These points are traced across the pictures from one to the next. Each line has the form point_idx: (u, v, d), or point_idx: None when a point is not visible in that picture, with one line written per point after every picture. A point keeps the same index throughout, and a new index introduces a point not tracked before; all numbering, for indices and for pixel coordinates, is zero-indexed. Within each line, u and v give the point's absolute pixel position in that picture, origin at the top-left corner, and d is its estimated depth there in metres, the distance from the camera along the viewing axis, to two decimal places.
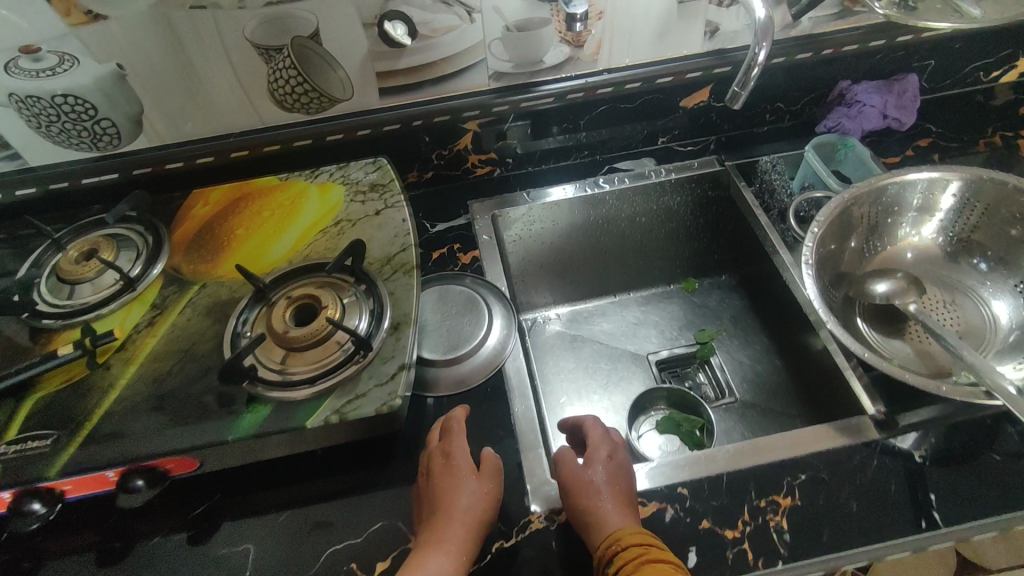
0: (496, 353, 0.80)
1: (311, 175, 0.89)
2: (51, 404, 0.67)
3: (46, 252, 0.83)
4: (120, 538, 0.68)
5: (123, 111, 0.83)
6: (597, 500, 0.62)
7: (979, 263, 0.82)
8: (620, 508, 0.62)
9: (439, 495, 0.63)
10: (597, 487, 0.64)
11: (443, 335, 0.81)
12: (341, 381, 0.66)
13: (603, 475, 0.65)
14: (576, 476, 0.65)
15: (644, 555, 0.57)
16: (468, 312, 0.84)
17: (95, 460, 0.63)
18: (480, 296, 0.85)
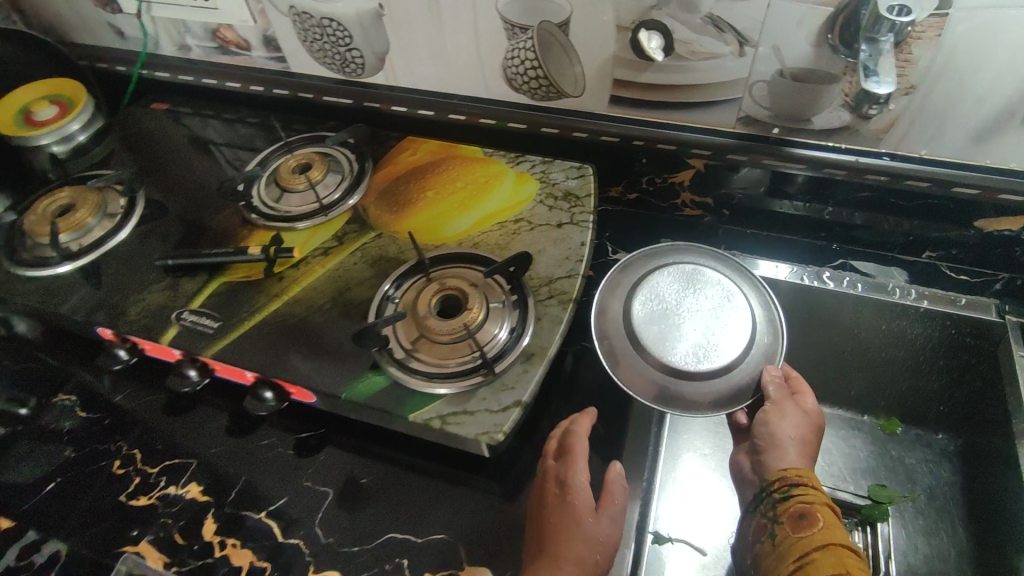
0: (739, 393, 0.66)
1: (513, 160, 0.86)
2: (226, 294, 0.74)
3: (277, 153, 0.92)
4: (235, 427, 0.75)
5: (371, 47, 0.86)
6: (777, 448, 0.63)
7: None
8: (800, 454, 0.63)
9: (549, 532, 0.60)
10: (781, 438, 0.64)
11: (684, 345, 0.69)
12: (458, 389, 0.63)
13: (789, 420, 0.64)
14: (765, 420, 0.65)
15: (820, 496, 0.58)
16: (728, 318, 0.71)
17: (233, 360, 0.68)
18: (753, 310, 0.71)
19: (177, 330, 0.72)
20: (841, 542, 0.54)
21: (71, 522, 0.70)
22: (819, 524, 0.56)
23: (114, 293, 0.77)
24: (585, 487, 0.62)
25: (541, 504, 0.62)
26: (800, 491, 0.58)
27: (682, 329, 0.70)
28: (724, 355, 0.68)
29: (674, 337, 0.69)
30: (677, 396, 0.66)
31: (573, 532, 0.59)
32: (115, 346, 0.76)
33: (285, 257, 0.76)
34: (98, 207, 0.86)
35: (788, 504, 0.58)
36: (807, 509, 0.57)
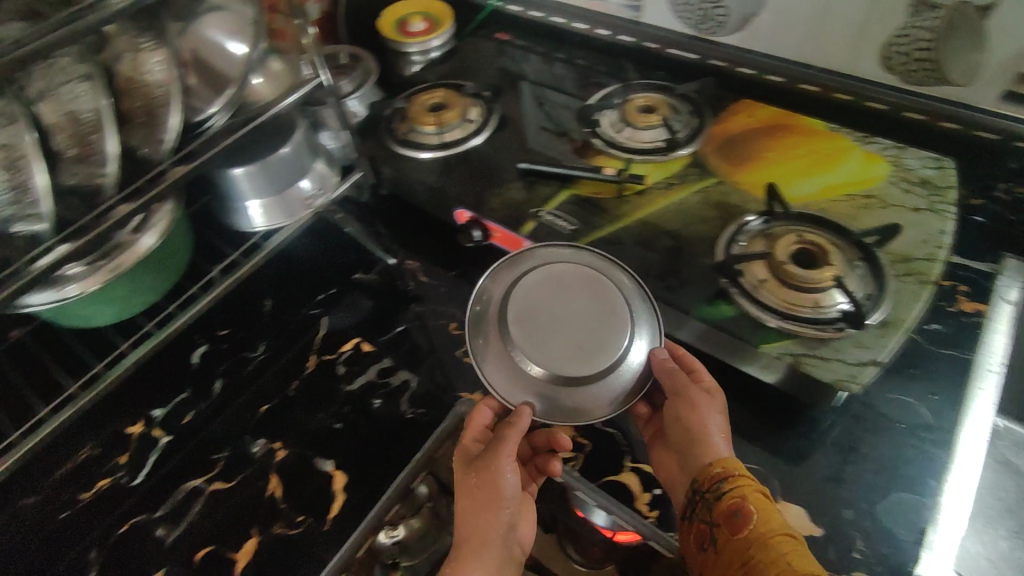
0: (628, 384, 0.65)
1: (862, 139, 0.85)
2: (576, 204, 0.82)
3: (616, 92, 0.98)
4: None
5: (744, 6, 0.89)
6: (701, 443, 0.63)
7: None
8: (692, 446, 0.63)
9: (468, 530, 0.61)
10: (694, 425, 0.64)
11: (563, 339, 0.66)
12: (810, 335, 0.65)
13: (707, 410, 0.65)
14: (682, 401, 0.65)
15: (754, 488, 0.57)
16: (608, 322, 0.67)
17: (586, 260, 0.76)
18: (627, 307, 0.68)
19: (534, 224, 0.81)
20: (797, 547, 0.51)
21: (416, 362, 0.82)
22: (730, 505, 0.56)
23: (474, 182, 0.88)
24: (514, 453, 0.62)
25: (463, 485, 0.64)
26: (716, 465, 0.60)
27: (579, 307, 0.68)
28: (594, 318, 0.67)
29: (606, 344, 0.66)
30: (552, 403, 0.64)
31: (497, 508, 0.61)
32: (470, 227, 0.85)
33: (634, 183, 0.82)
34: (462, 112, 0.96)
35: (720, 503, 0.57)
36: (729, 485, 0.58)
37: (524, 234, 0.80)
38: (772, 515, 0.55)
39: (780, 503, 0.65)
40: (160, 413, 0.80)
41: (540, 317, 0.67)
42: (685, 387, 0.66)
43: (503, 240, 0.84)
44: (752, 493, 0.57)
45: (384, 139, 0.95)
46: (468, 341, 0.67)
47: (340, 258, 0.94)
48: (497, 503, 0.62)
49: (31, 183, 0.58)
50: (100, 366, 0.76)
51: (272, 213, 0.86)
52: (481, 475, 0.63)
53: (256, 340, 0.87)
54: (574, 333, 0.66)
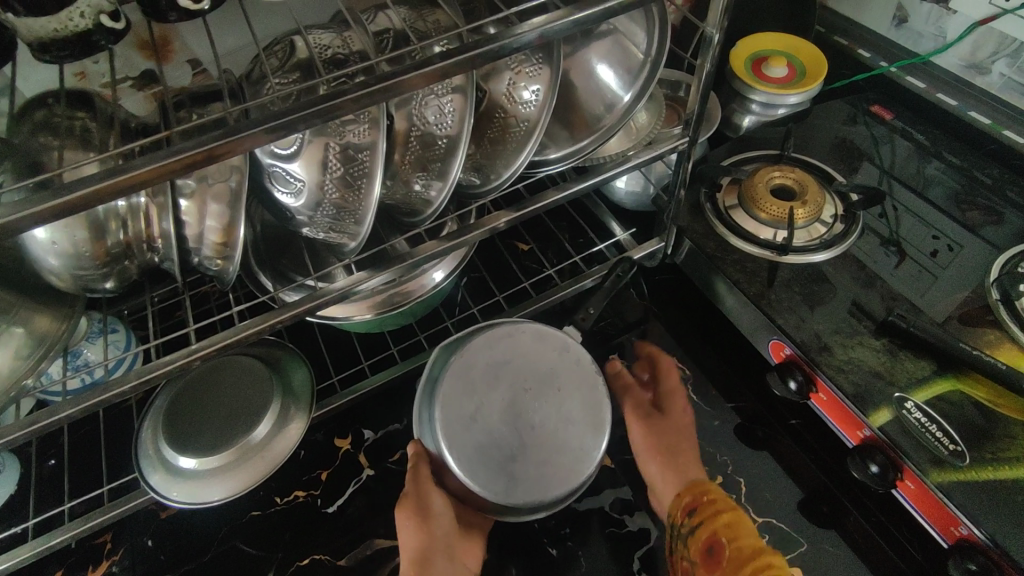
0: (283, 418, 0.64)
1: None
2: (961, 409, 0.59)
3: None
4: (855, 533, 0.64)
5: None
6: (678, 466, 0.67)
7: None
8: (662, 459, 0.67)
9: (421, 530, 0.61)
10: (684, 425, 0.71)
11: (231, 404, 0.64)
12: None
13: (672, 421, 0.71)
14: (656, 422, 0.70)
15: (724, 504, 0.63)
16: (250, 383, 0.66)
17: (967, 503, 0.54)
18: (272, 359, 0.68)
19: (894, 414, 0.59)
20: (775, 565, 0.58)
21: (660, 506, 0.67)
22: (728, 529, 0.61)
23: (812, 314, 0.68)
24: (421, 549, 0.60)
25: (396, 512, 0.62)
26: (691, 490, 0.64)
27: (234, 386, 0.66)
28: (264, 374, 0.66)
29: (255, 413, 0.64)
30: (239, 472, 0.61)
31: (427, 522, 0.61)
32: (788, 370, 0.66)
33: None
34: (817, 211, 0.74)
35: (699, 533, 0.61)
36: (693, 527, 0.62)
37: (873, 424, 0.59)
38: (742, 525, 0.62)
39: None
40: (371, 436, 0.73)
41: (195, 398, 0.65)
42: (645, 397, 0.73)
43: (829, 407, 0.64)
44: (744, 525, 0.62)
45: (705, 213, 0.77)
46: (141, 422, 0.63)
47: (600, 328, 0.80)
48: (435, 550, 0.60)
49: (368, 204, 0.49)
50: (336, 378, 0.68)
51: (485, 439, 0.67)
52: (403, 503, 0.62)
53: None
54: (201, 406, 0.64)
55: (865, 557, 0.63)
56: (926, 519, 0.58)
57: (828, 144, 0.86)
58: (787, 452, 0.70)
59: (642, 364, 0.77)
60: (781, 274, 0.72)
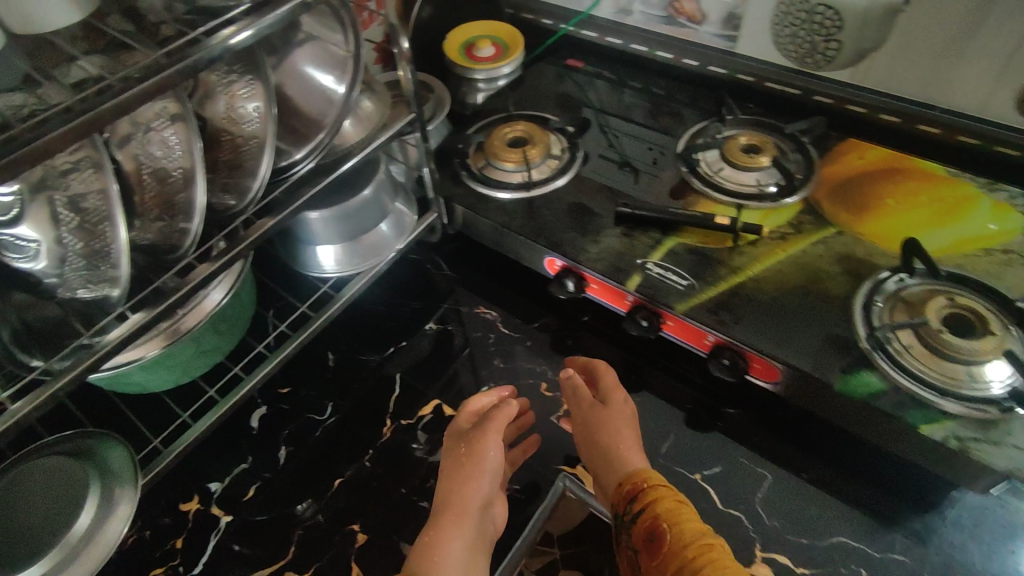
0: (107, 499, 0.59)
1: (986, 185, 0.79)
2: (685, 257, 0.75)
3: (710, 127, 0.91)
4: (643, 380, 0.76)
5: (858, 43, 0.83)
6: (620, 459, 0.63)
7: None
8: (609, 448, 0.64)
9: (453, 491, 0.62)
10: (627, 432, 0.66)
11: (41, 510, 0.58)
12: (973, 413, 0.58)
13: (619, 419, 0.67)
14: (599, 413, 0.68)
15: (671, 497, 0.57)
16: (59, 482, 0.61)
17: (704, 320, 0.69)
18: (82, 452, 0.63)
19: (641, 277, 0.74)
20: (719, 551, 0.50)
21: None
22: (671, 515, 0.55)
23: (569, 229, 0.81)
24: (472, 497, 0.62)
25: (450, 462, 0.65)
26: (634, 478, 0.60)
27: (39, 493, 0.60)
28: (75, 468, 0.62)
29: (71, 506, 0.58)
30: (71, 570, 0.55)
31: (476, 477, 0.63)
32: (563, 276, 0.78)
33: (748, 232, 0.75)
34: (547, 149, 0.89)
35: (642, 520, 0.56)
36: (637, 509, 0.57)
37: (630, 289, 0.73)
38: (686, 507, 0.56)
39: None
40: (218, 486, 0.71)
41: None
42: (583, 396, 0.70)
43: (600, 291, 0.77)
44: (685, 509, 0.56)
45: (461, 177, 0.88)
46: None
47: (409, 304, 0.88)
48: (467, 506, 0.61)
49: (117, 240, 0.49)
50: (158, 441, 0.66)
51: (340, 266, 0.79)
52: (455, 458, 0.65)
53: (323, 400, 0.78)
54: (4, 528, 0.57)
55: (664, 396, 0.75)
56: (693, 345, 0.73)
57: (544, 97, 1.02)
58: (591, 343, 0.81)
59: (620, 403, 0.69)
60: (535, 207, 0.84)
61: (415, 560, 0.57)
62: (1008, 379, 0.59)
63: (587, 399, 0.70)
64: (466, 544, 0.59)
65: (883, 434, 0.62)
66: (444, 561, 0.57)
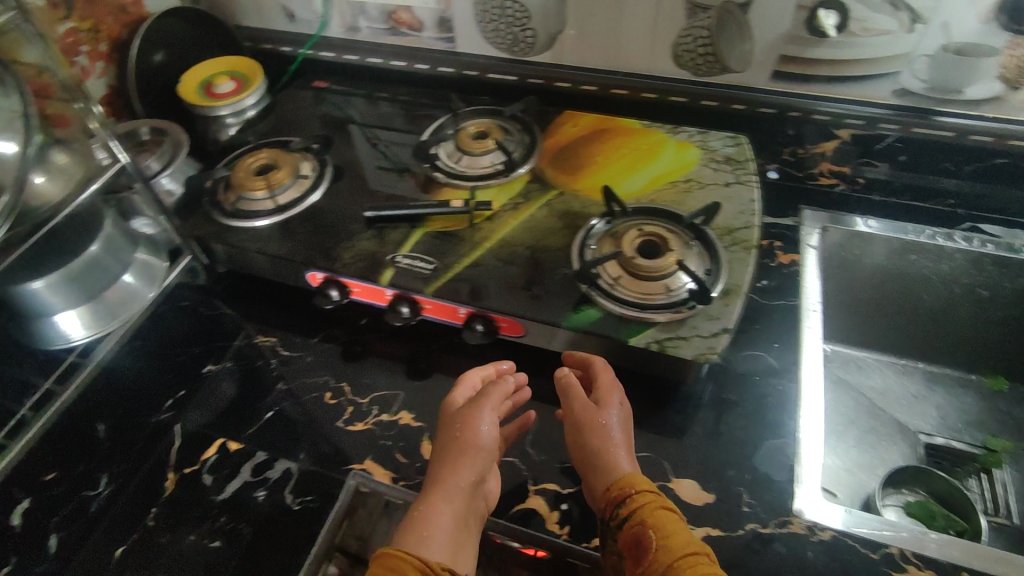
0: None
1: (671, 130, 0.94)
2: (430, 244, 0.81)
3: (446, 122, 0.99)
4: (426, 361, 0.82)
5: (547, 27, 0.94)
6: (609, 462, 0.64)
7: None
8: (595, 444, 0.65)
9: (443, 466, 0.64)
10: (619, 434, 0.67)
11: None
12: (668, 318, 0.70)
13: (614, 425, 0.67)
14: (591, 414, 0.68)
15: (656, 503, 0.60)
16: None
17: (452, 296, 0.75)
18: None
19: (394, 270, 0.78)
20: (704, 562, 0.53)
21: (289, 446, 0.74)
22: (659, 525, 0.57)
23: (324, 241, 0.83)
24: (459, 479, 0.62)
25: (444, 445, 0.65)
26: (621, 482, 0.62)
27: None
28: None
29: None
30: None
31: (469, 456, 0.64)
32: (325, 287, 0.81)
33: (482, 210, 0.83)
34: (293, 170, 0.91)
35: (629, 524, 0.58)
36: (624, 513, 0.59)
37: (385, 283, 0.77)
38: (675, 516, 0.59)
39: (672, 482, 0.68)
40: None
41: None
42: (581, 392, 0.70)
43: (364, 292, 0.81)
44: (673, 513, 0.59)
45: (209, 213, 0.87)
46: None
47: (184, 351, 0.86)
48: (448, 482, 0.62)
49: None
50: None
51: (90, 330, 0.79)
52: (450, 432, 0.66)
53: (97, 472, 0.74)
54: None
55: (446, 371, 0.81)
56: (453, 321, 0.78)
57: (292, 122, 1.04)
58: (373, 341, 0.85)
59: (613, 399, 0.69)
60: (288, 228, 0.86)
61: (404, 538, 0.59)
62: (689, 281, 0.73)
63: (576, 401, 0.69)
64: (449, 511, 0.60)
65: (613, 355, 0.72)
66: (432, 539, 0.59)
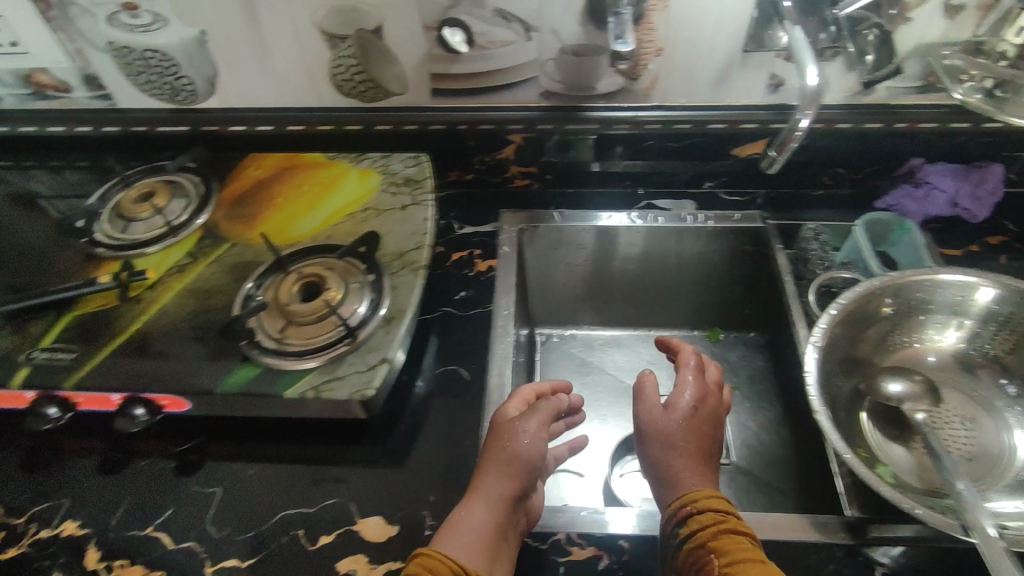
0: None
1: (355, 159, 0.93)
2: (79, 329, 0.74)
3: (114, 186, 0.91)
4: (121, 451, 0.75)
5: (201, 73, 0.88)
6: (676, 480, 0.63)
7: (1005, 385, 0.76)
8: (701, 454, 0.65)
9: (481, 469, 0.63)
10: (710, 432, 0.68)
11: None
12: (324, 359, 0.70)
13: (712, 423, 0.68)
14: (672, 416, 0.67)
15: (725, 529, 0.57)
16: None
17: (95, 385, 0.68)
18: None
19: (31, 368, 0.70)
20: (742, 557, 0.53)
21: None
22: (721, 549, 0.55)
23: None
24: (491, 492, 0.61)
25: (490, 454, 0.64)
26: (693, 501, 0.60)
27: None
28: None
29: None
30: None
31: (506, 463, 0.62)
32: None
33: (139, 280, 0.78)
34: None
35: (693, 542, 0.57)
36: (693, 538, 0.57)
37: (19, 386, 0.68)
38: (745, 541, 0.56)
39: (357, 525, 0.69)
40: None
41: None
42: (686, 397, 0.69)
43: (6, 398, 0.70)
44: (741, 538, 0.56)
45: None
46: None
47: None
48: (479, 496, 0.61)
49: None
50: None
51: None
52: (495, 446, 0.64)
53: None
54: None
55: (134, 458, 0.75)
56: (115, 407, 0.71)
57: None
58: (47, 444, 0.76)
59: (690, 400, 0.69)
60: None
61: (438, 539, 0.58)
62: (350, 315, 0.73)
63: (667, 414, 0.68)
64: (486, 518, 0.59)
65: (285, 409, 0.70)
66: (456, 533, 0.58)
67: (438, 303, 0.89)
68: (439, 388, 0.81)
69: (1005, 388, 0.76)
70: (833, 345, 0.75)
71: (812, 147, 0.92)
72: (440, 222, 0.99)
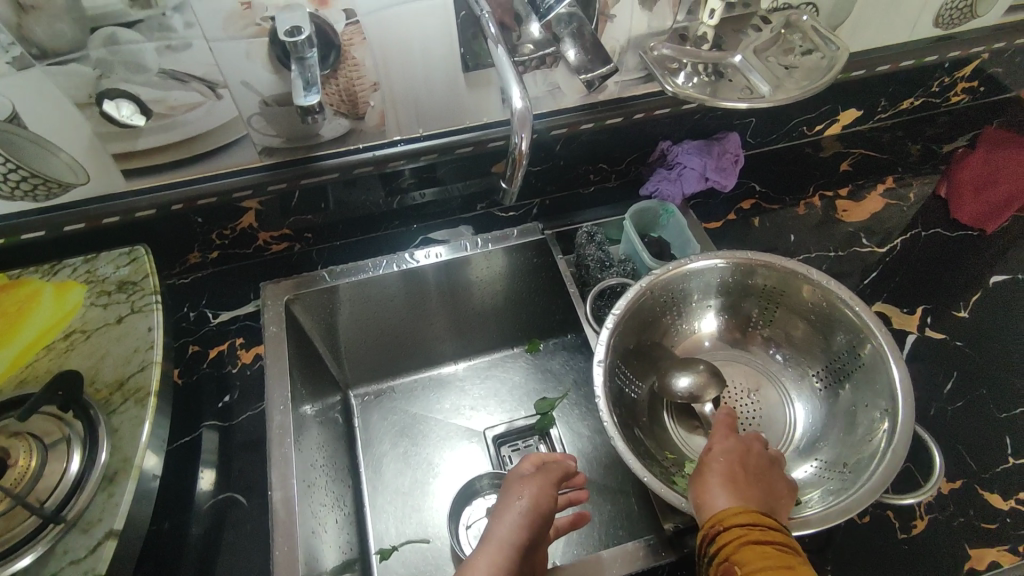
0: None
1: (48, 272, 0.75)
2: None
3: None
4: None
5: None
6: (699, 500, 0.57)
7: (777, 352, 0.79)
8: (728, 480, 0.57)
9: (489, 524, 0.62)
10: (766, 464, 0.61)
11: None
12: (27, 560, 0.55)
13: (759, 455, 0.61)
14: (764, 454, 0.62)
15: (753, 532, 0.51)
16: None
17: None
18: None
19: None
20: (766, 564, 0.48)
21: None
22: (758, 554, 0.49)
23: None
24: (498, 531, 0.61)
25: (500, 510, 0.65)
26: (718, 517, 0.54)
27: None
28: None
29: None
30: None
31: (501, 512, 0.63)
32: None
33: None
34: None
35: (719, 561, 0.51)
36: (720, 550, 0.52)
37: None
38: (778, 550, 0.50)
39: None
40: None
41: None
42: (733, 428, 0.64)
43: None
44: (777, 546, 0.50)
45: None
46: None
47: None
48: (501, 538, 0.60)
49: None
50: None
51: None
52: (506, 502, 0.65)
53: None
54: None
55: None
56: None
57: None
58: None
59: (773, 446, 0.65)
60: None
61: None
62: (55, 488, 0.58)
63: (757, 447, 0.63)
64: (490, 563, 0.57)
65: None
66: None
67: (200, 418, 0.76)
68: (217, 522, 0.69)
69: (778, 355, 0.79)
70: (617, 356, 0.73)
71: (567, 149, 0.90)
72: (189, 315, 0.85)
